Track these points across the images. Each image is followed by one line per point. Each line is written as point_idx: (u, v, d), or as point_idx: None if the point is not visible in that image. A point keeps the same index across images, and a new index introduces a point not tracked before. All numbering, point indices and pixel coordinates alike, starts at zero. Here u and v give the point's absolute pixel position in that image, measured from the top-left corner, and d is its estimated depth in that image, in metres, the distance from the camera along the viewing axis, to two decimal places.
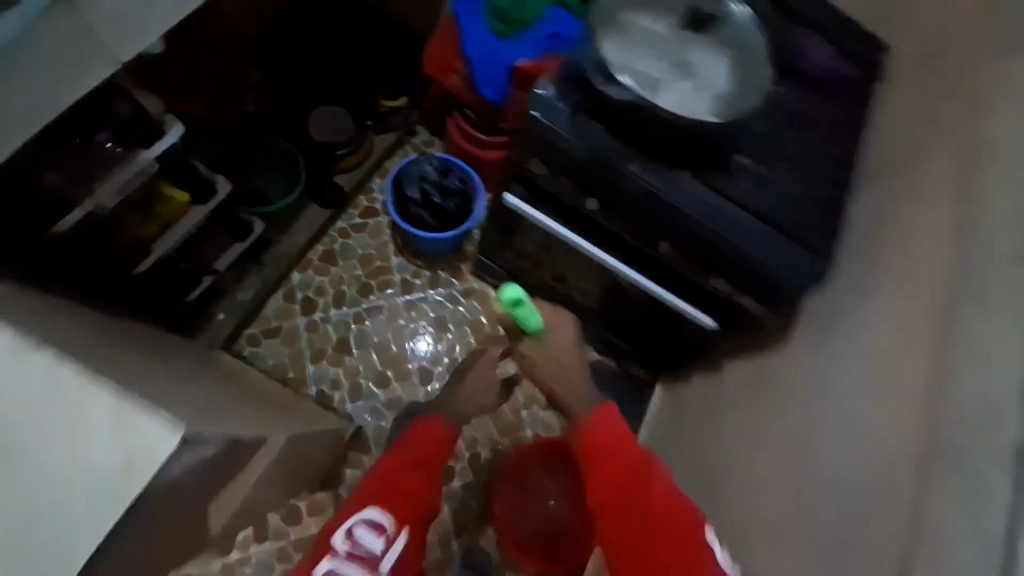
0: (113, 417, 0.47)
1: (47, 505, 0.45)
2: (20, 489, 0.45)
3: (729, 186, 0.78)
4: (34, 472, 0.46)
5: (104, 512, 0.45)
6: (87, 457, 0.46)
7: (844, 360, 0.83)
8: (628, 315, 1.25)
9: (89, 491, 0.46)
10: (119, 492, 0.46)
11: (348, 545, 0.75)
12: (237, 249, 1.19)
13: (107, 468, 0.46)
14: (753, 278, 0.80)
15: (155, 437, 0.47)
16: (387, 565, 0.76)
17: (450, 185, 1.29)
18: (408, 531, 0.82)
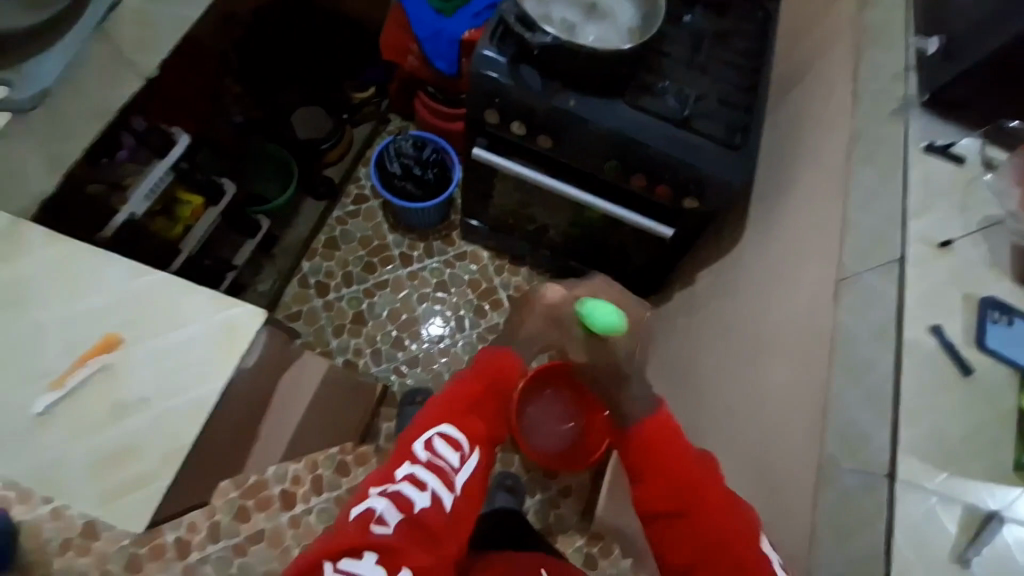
0: (212, 303, 0.68)
1: (186, 356, 0.66)
2: (159, 356, 0.65)
3: (653, 104, 0.91)
4: (170, 345, 0.66)
5: (229, 350, 0.67)
6: (207, 330, 0.67)
7: (780, 238, 0.97)
8: (605, 248, 1.41)
9: (206, 342, 0.67)
10: (221, 350, 0.66)
11: (427, 455, 0.80)
12: (251, 244, 1.37)
13: (215, 329, 0.67)
14: (691, 179, 0.93)
15: (246, 313, 0.68)
16: (460, 481, 0.80)
17: (427, 158, 1.43)
18: (478, 449, 0.85)
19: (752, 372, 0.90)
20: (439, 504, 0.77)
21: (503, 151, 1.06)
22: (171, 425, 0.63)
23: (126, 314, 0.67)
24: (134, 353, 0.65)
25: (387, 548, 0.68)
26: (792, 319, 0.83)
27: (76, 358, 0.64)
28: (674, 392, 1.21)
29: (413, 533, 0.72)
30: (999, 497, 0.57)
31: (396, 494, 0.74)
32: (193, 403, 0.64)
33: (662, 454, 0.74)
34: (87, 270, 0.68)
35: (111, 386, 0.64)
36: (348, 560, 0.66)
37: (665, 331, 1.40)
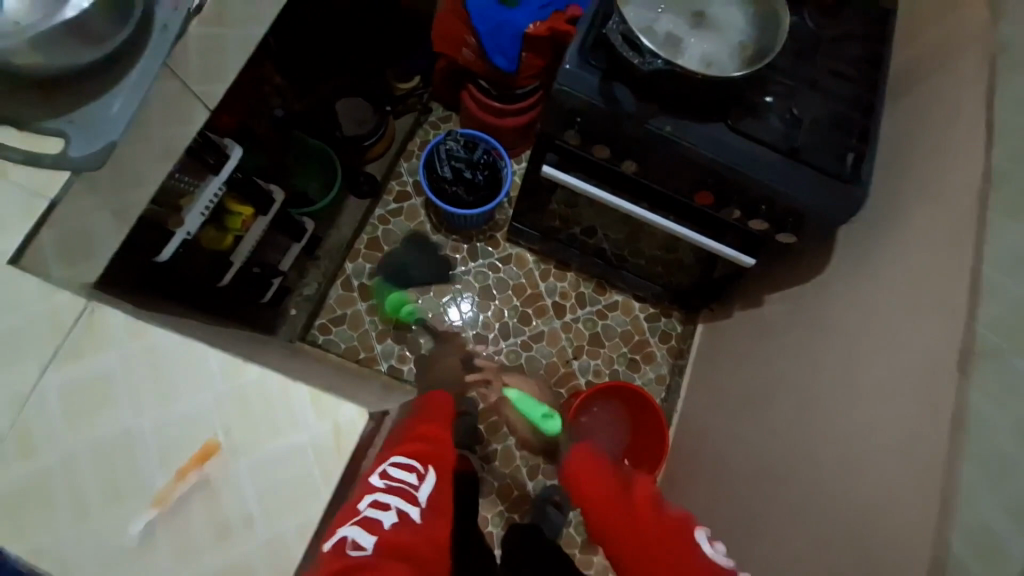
0: (313, 403, 0.60)
1: (291, 467, 0.59)
2: (265, 464, 0.59)
3: (760, 129, 0.82)
4: (274, 451, 0.59)
5: (336, 460, 0.59)
6: (310, 434, 0.60)
7: (879, 277, 0.88)
8: (664, 261, 1.33)
9: (311, 451, 0.59)
10: (327, 459, 0.60)
11: (385, 481, 0.65)
12: (296, 248, 1.34)
13: (319, 438, 0.60)
14: (789, 216, 0.84)
15: (351, 417, 0.59)
16: (425, 494, 0.69)
17: (478, 161, 1.35)
18: (437, 466, 0.74)
19: (840, 424, 0.84)
20: (405, 521, 0.65)
21: (573, 169, 0.97)
22: (281, 541, 0.58)
23: (225, 418, 0.60)
24: (237, 463, 0.59)
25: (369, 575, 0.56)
26: (893, 378, 0.76)
27: (176, 470, 0.58)
28: (733, 419, 1.16)
29: (391, 558, 0.60)
30: None
31: (363, 521, 0.60)
32: (303, 515, 0.58)
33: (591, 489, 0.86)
34: (179, 370, 0.61)
35: (218, 500, 0.58)
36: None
37: (722, 350, 1.35)
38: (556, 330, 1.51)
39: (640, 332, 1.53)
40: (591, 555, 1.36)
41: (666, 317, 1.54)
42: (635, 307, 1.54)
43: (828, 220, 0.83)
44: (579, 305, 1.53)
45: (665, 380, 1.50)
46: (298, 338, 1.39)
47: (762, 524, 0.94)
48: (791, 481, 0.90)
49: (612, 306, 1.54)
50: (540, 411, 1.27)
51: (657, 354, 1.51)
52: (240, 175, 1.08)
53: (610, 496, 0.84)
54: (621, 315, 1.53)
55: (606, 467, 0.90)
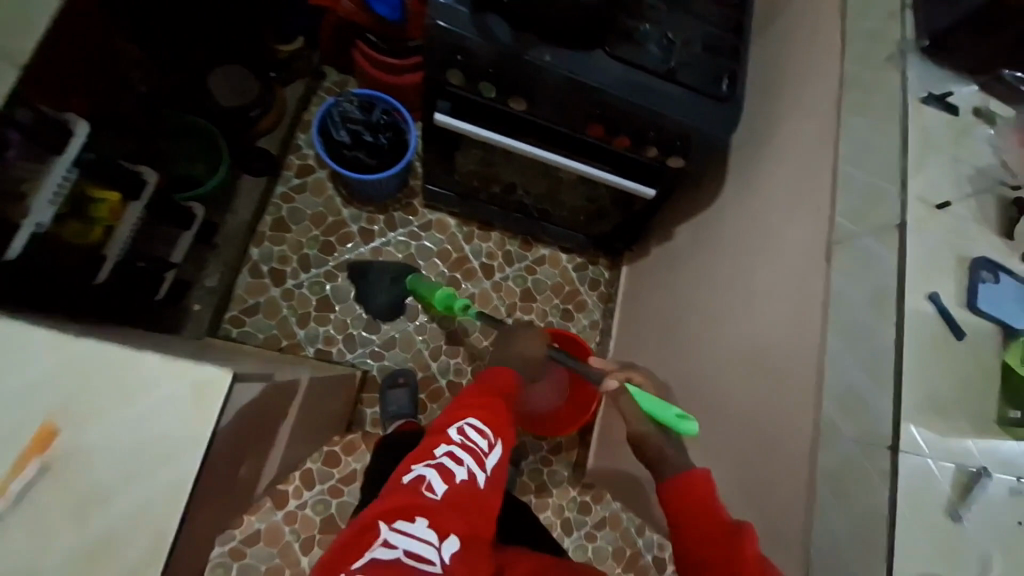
0: (164, 363, 0.54)
1: (150, 432, 0.52)
2: (120, 435, 0.51)
3: (639, 56, 0.83)
4: (128, 419, 0.52)
5: (198, 418, 0.53)
6: (166, 397, 0.53)
7: (763, 191, 0.93)
8: (580, 206, 1.34)
9: (169, 411, 0.53)
10: (188, 418, 0.53)
11: (463, 437, 0.72)
12: (187, 236, 1.21)
13: (176, 398, 0.53)
14: (673, 137, 0.87)
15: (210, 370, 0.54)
16: (492, 463, 0.73)
17: (377, 121, 1.27)
18: (504, 435, 0.77)
19: (741, 331, 0.90)
20: (473, 483, 0.69)
21: (468, 114, 0.95)
22: (149, 518, 0.50)
23: (61, 395, 0.51)
24: (86, 441, 0.51)
25: (435, 513, 0.63)
26: (778, 281, 0.82)
27: (10, 460, 0.49)
28: (659, 350, 1.21)
29: (455, 509, 0.65)
30: (986, 455, 0.60)
31: (438, 465, 0.68)
32: (172, 482, 0.51)
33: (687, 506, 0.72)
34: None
35: (68, 484, 0.50)
36: (402, 521, 0.61)
37: (644, 287, 1.40)
38: (487, 290, 1.50)
39: (569, 282, 1.55)
40: (546, 498, 1.41)
41: (592, 265, 1.57)
42: (562, 259, 1.56)
43: (705, 131, 0.85)
44: (507, 263, 1.53)
45: (598, 325, 1.54)
46: (208, 333, 1.28)
47: (687, 437, 1.00)
48: (706, 391, 0.97)
49: (539, 260, 1.55)
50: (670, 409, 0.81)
51: (587, 301, 1.55)
52: (92, 157, 0.96)
53: (712, 525, 0.69)
54: (550, 268, 1.55)
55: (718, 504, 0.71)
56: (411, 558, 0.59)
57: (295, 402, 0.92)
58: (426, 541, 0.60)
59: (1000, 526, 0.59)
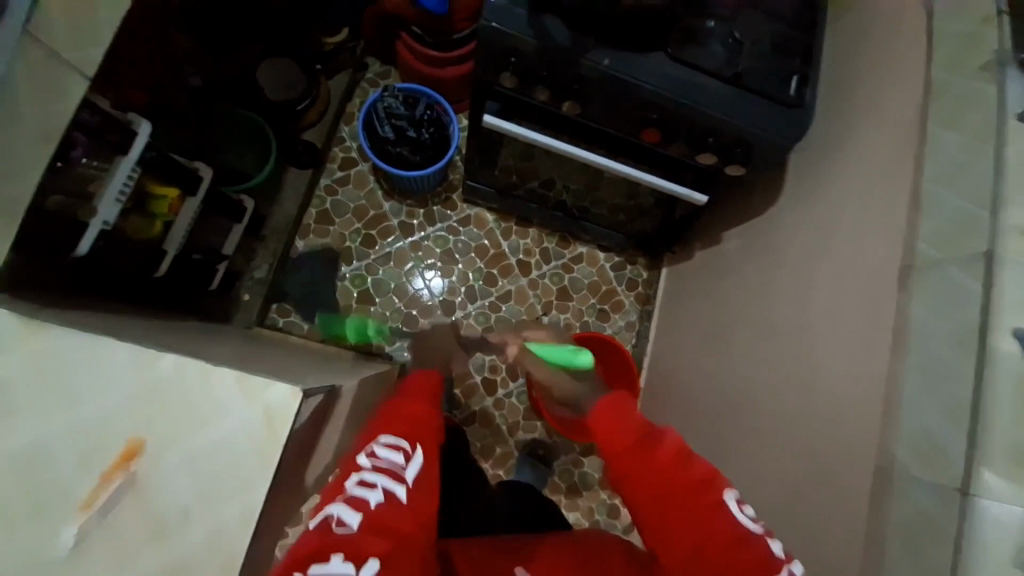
0: (238, 386, 0.55)
1: (223, 456, 0.54)
2: (196, 457, 0.54)
3: (702, 57, 0.78)
4: (203, 440, 0.55)
5: (267, 444, 0.55)
6: (240, 419, 0.55)
7: (828, 204, 0.87)
8: (623, 207, 1.31)
9: (242, 436, 0.55)
10: (258, 445, 0.55)
11: (371, 460, 0.69)
12: (238, 229, 1.25)
13: (248, 425, 0.55)
14: (736, 146, 0.83)
15: (281, 396, 0.55)
16: (412, 475, 0.71)
17: (421, 117, 1.26)
18: (424, 444, 0.76)
19: (796, 350, 0.86)
20: (395, 502, 0.66)
21: (516, 116, 0.93)
22: (220, 535, 0.53)
23: (142, 414, 0.55)
24: (165, 459, 0.54)
25: (352, 546, 0.59)
26: (843, 303, 0.78)
27: (99, 475, 0.53)
28: (701, 359, 1.18)
29: (375, 532, 0.62)
30: None
31: (350, 497, 0.64)
32: (242, 504, 0.54)
33: (612, 439, 0.77)
34: (87, 370, 0.55)
35: (147, 500, 0.53)
36: (317, 565, 0.57)
37: (686, 291, 1.36)
38: (523, 288, 1.50)
39: (607, 282, 1.53)
40: (576, 499, 1.42)
41: (631, 265, 1.54)
42: (600, 257, 1.54)
43: (771, 140, 0.80)
44: (544, 261, 1.52)
45: (635, 327, 1.52)
46: (257, 322, 1.33)
47: (729, 452, 0.98)
48: (753, 408, 0.94)
49: (577, 258, 1.53)
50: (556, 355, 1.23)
51: (625, 301, 1.53)
52: (152, 157, 0.98)
53: (633, 433, 0.75)
54: (587, 267, 1.53)
55: (635, 416, 0.78)
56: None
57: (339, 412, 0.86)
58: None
59: None
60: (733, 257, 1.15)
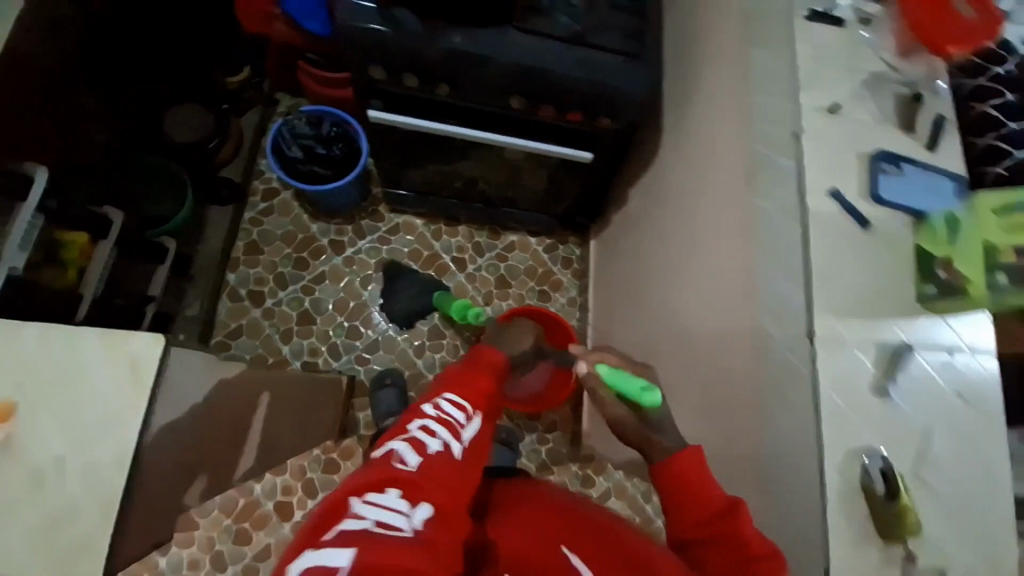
0: (101, 343, 0.84)
1: (89, 411, 0.81)
2: (75, 411, 0.81)
3: (546, 24, 0.88)
4: (71, 399, 0.81)
5: (138, 383, 0.84)
6: (97, 379, 0.83)
7: (690, 138, 0.97)
8: (536, 186, 1.38)
9: (111, 388, 0.83)
10: (138, 379, 0.84)
11: (436, 411, 0.68)
12: (162, 270, 1.25)
13: (120, 372, 0.84)
14: (594, 97, 0.91)
15: (147, 342, 0.86)
16: (470, 436, 0.67)
17: (329, 134, 1.33)
18: (484, 411, 0.72)
19: (691, 271, 0.93)
20: (449, 457, 0.64)
21: (402, 108, 1.00)
22: (118, 454, 0.82)
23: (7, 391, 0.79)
24: (29, 421, 0.79)
25: (409, 484, 0.58)
26: (714, 215, 0.85)
27: None
28: (630, 311, 1.24)
29: (431, 479, 0.60)
30: (914, 333, 0.63)
31: (410, 438, 0.64)
32: (118, 448, 0.82)
33: (683, 500, 0.63)
34: (10, 340, 0.80)
35: (22, 471, 0.78)
36: (375, 492, 0.57)
37: (611, 256, 1.43)
38: (461, 283, 1.54)
39: (541, 264, 1.59)
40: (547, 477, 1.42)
41: (562, 244, 1.61)
42: (531, 242, 1.60)
43: (620, 85, 0.90)
44: (477, 255, 1.57)
45: (575, 302, 1.58)
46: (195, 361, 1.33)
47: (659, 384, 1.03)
48: (669, 335, 1.00)
49: (509, 247, 1.59)
50: (635, 382, 0.74)
51: (561, 279, 1.59)
52: (54, 206, 1.00)
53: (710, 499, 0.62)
54: (520, 253, 1.59)
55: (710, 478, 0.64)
56: (385, 529, 0.53)
57: (261, 409, 1.00)
58: (396, 510, 0.55)
59: (936, 400, 0.62)
60: (637, 211, 1.23)
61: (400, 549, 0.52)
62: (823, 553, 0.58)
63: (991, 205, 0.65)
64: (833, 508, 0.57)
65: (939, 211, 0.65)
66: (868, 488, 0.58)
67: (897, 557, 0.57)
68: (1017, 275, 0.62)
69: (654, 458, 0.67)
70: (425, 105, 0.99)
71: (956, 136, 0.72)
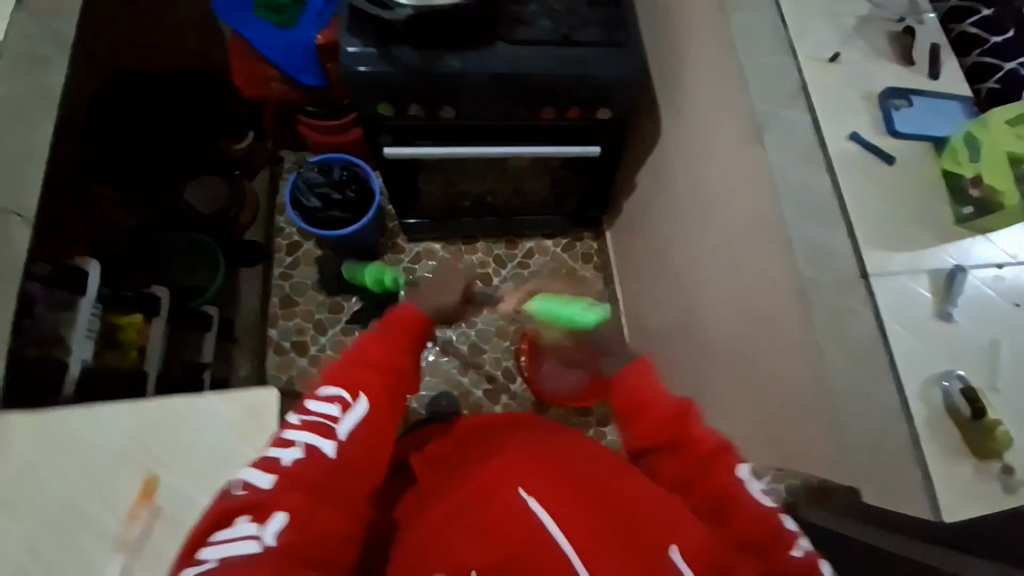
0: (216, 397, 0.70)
1: (221, 467, 0.67)
2: (205, 473, 0.67)
3: (532, 32, 0.91)
4: (200, 458, 0.67)
5: (258, 432, 0.69)
6: (220, 431, 0.68)
7: (687, 113, 0.99)
8: (544, 188, 1.41)
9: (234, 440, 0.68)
10: (259, 427, 0.69)
11: (299, 417, 0.62)
12: (211, 336, 1.30)
13: (239, 421, 0.69)
14: (593, 91, 0.95)
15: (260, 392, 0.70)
16: (347, 428, 0.62)
17: (341, 178, 1.37)
18: (375, 400, 0.65)
19: (716, 238, 0.95)
20: (317, 461, 0.59)
21: (412, 139, 1.04)
22: None
23: (137, 462, 0.67)
24: (168, 489, 0.66)
25: (260, 505, 0.55)
26: (729, 181, 0.88)
27: (123, 516, 0.65)
28: (660, 290, 1.26)
29: (295, 493, 0.56)
30: (960, 253, 0.64)
31: (262, 459, 0.59)
32: None
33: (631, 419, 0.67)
34: (127, 412, 0.69)
35: None
36: (222, 530, 0.54)
37: (628, 242, 1.46)
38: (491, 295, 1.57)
39: (562, 264, 1.62)
40: None
41: (579, 242, 1.64)
42: (548, 245, 1.63)
43: (616, 74, 0.93)
44: (500, 266, 1.61)
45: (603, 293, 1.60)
46: None
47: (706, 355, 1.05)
48: (708, 306, 1.02)
49: (528, 253, 1.62)
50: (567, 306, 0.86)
51: (584, 274, 1.61)
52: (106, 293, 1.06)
53: (658, 415, 0.64)
54: (540, 257, 1.62)
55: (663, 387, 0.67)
56: (233, 561, 0.52)
57: None
58: (246, 537, 0.53)
59: (998, 313, 0.62)
60: (648, 193, 1.26)
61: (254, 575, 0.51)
62: (918, 479, 0.59)
63: (1005, 116, 0.64)
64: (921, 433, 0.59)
65: (957, 131, 0.66)
66: (952, 409, 0.59)
67: (995, 473, 0.57)
68: None
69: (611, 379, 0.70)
70: (433, 132, 1.03)
71: (954, 60, 0.73)
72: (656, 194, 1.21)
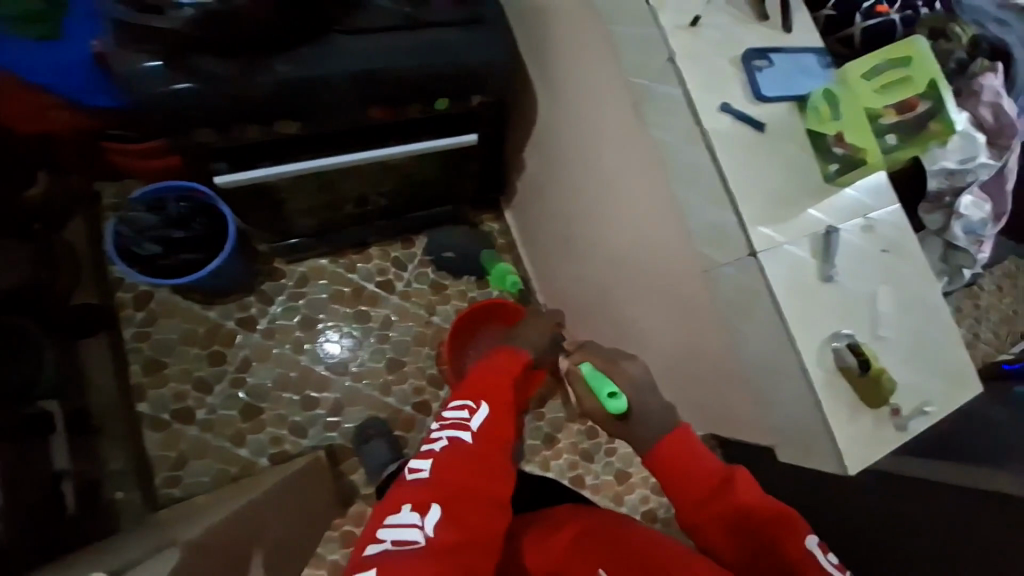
0: None
1: None
2: None
3: (378, 18, 0.78)
4: None
5: None
6: None
7: (566, 87, 0.92)
8: (429, 182, 1.29)
9: None
10: None
11: (440, 420, 0.74)
12: (60, 435, 1.01)
13: None
14: (463, 76, 0.83)
15: None
16: (479, 423, 0.73)
17: (177, 213, 1.13)
18: (497, 400, 0.76)
19: (614, 214, 0.92)
20: (459, 448, 0.70)
21: (257, 159, 0.87)
22: None
23: None
24: None
25: (417, 495, 0.64)
26: (619, 157, 0.84)
27: None
28: (568, 267, 1.22)
29: (449, 479, 0.66)
30: (832, 210, 0.67)
31: (420, 453, 0.70)
32: None
33: (681, 481, 0.72)
34: None
35: None
36: (392, 515, 0.63)
37: (528, 221, 1.40)
38: (399, 302, 1.42)
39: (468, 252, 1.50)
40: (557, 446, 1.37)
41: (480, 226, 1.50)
42: None
43: (483, 56, 0.82)
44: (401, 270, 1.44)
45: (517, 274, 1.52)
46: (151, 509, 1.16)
47: (624, 330, 1.05)
48: (618, 283, 1.01)
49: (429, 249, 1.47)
50: (607, 386, 0.81)
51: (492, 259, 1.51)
52: None
53: (708, 477, 0.71)
54: None
55: (704, 452, 0.73)
56: (402, 545, 0.60)
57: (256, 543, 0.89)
58: (411, 524, 0.62)
59: (870, 263, 0.66)
60: (538, 169, 1.20)
61: (411, 562, 0.58)
62: (826, 436, 0.63)
63: (861, 74, 0.67)
64: (828, 392, 0.62)
65: (820, 89, 0.68)
66: (846, 367, 0.62)
67: (886, 416, 0.63)
68: (905, 131, 0.68)
69: (645, 451, 0.76)
70: (279, 148, 0.86)
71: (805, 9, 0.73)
72: (547, 172, 1.15)
